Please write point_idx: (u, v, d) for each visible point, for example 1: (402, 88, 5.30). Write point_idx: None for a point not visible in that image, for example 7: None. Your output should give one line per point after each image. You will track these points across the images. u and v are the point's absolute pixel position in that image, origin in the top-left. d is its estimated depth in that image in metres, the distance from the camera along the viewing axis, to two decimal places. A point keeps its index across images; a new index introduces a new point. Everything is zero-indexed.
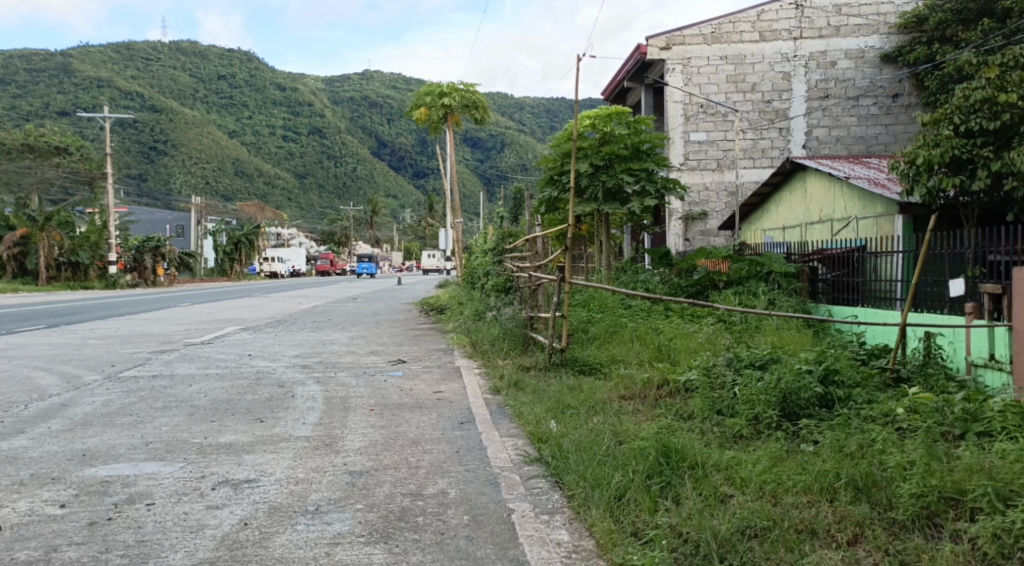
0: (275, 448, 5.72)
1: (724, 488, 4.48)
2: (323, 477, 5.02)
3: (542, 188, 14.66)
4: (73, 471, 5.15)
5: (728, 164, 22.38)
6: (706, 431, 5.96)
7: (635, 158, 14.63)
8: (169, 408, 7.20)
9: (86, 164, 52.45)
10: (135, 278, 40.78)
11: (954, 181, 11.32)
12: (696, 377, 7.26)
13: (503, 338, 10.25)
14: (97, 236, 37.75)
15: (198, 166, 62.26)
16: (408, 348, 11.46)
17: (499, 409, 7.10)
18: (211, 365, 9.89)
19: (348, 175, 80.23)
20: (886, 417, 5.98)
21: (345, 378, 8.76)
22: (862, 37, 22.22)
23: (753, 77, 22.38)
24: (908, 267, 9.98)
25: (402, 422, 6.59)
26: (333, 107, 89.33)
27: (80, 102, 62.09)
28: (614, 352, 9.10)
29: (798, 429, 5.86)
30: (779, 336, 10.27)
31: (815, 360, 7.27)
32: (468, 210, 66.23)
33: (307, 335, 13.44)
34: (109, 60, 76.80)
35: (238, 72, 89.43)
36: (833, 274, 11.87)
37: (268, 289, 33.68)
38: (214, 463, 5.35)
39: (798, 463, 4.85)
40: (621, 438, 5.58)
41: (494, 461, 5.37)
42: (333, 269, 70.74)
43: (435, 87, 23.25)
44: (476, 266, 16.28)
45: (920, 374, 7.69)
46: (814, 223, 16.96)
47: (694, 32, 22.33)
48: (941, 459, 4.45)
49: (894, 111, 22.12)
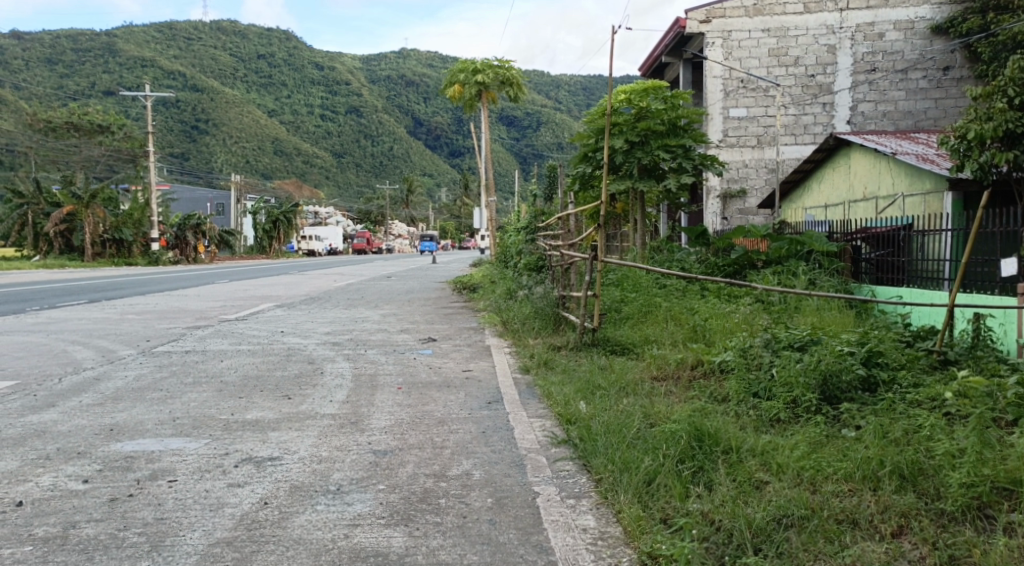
0: (300, 426, 5.64)
1: (759, 474, 4.31)
2: (347, 456, 4.93)
3: (576, 165, 14.44)
4: (98, 445, 5.12)
5: (769, 141, 21.90)
6: (742, 414, 5.79)
7: (672, 134, 14.27)
8: (199, 383, 7.19)
9: (129, 143, 53.19)
10: (177, 255, 41.34)
11: (1007, 156, 10.87)
12: (732, 358, 7.05)
13: (534, 317, 10.11)
14: (140, 213, 38.27)
15: (238, 145, 62.81)
16: (439, 327, 11.36)
17: (528, 389, 6.97)
18: (243, 341, 9.89)
19: (385, 154, 80.32)
20: (932, 401, 5.75)
21: (375, 355, 8.70)
22: (911, 8, 21.56)
23: (797, 50, 21.82)
24: (957, 246, 9.63)
25: (430, 400, 6.49)
26: (371, 86, 89.45)
27: (125, 82, 62.98)
28: (648, 332, 8.93)
29: (839, 413, 5.64)
30: (819, 317, 9.99)
31: (857, 342, 7.02)
32: (504, 190, 66.02)
33: (341, 312, 13.44)
34: (153, 40, 77.74)
35: (277, 52, 89.93)
36: (878, 253, 11.52)
37: (305, 268, 33.95)
38: (239, 440, 5.28)
39: (838, 450, 4.64)
40: (652, 420, 5.42)
41: (521, 442, 5.24)
42: (370, 248, 71.12)
43: (470, 64, 22.98)
44: (510, 244, 16.11)
45: (968, 358, 7.38)
46: (858, 201, 16.52)
47: (734, 4, 21.74)
48: (994, 446, 4.21)
49: (944, 85, 21.53)
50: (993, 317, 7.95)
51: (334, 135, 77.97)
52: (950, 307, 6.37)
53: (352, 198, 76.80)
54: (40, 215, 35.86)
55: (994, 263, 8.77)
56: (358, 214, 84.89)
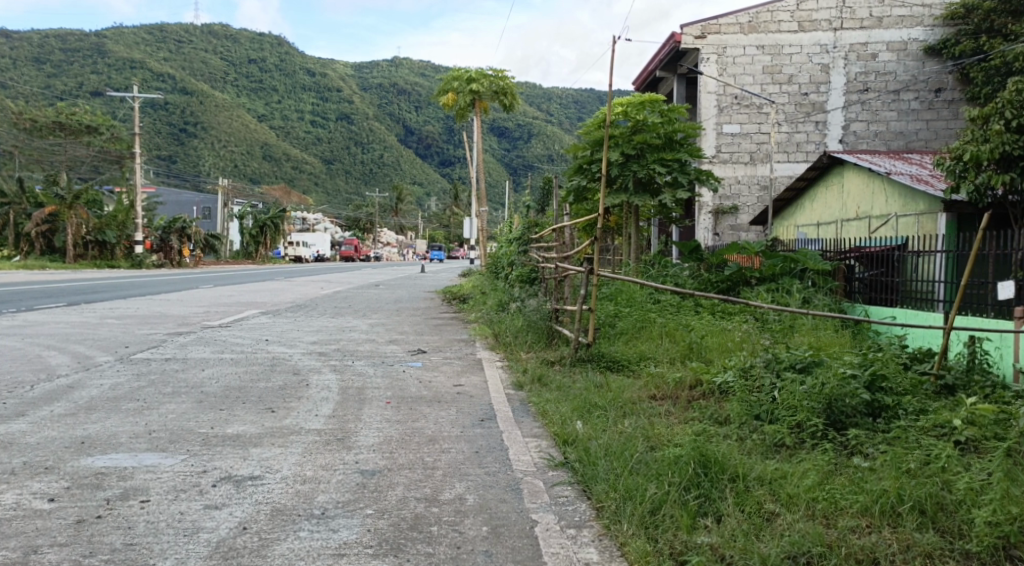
0: (283, 442, 5.37)
1: (769, 504, 4.09)
2: (333, 476, 4.66)
3: (570, 177, 14.26)
4: (69, 460, 4.83)
5: (762, 157, 21.82)
6: (744, 438, 5.56)
7: (668, 147, 14.09)
8: (179, 394, 6.89)
9: (116, 145, 52.71)
10: (161, 258, 40.88)
11: (1003, 178, 10.67)
12: (732, 379, 6.83)
13: (527, 331, 9.86)
14: (124, 215, 37.81)
15: (226, 150, 62.44)
16: (428, 338, 11.11)
17: (522, 406, 6.72)
18: (226, 349, 9.59)
19: (375, 162, 79.94)
20: (942, 429, 5.55)
21: (363, 367, 8.43)
22: (904, 29, 21.54)
23: (791, 68, 21.74)
24: (953, 267, 9.45)
25: (420, 417, 6.22)
26: (362, 94, 89.17)
27: (113, 83, 62.43)
28: (643, 348, 8.70)
29: (847, 439, 5.42)
30: (816, 337, 9.79)
31: (860, 364, 6.81)
32: (494, 200, 65.83)
33: (328, 321, 13.16)
34: (143, 42, 77.29)
35: (269, 57, 89.62)
36: (871, 273, 11.35)
37: (291, 273, 33.54)
38: (218, 456, 5.00)
39: (851, 481, 4.41)
40: (653, 443, 5.18)
41: (516, 464, 4.99)
42: (358, 255, 70.74)
43: (464, 72, 22.74)
44: (501, 256, 15.88)
45: (969, 382, 7.15)
46: (851, 220, 16.38)
47: (730, 20, 21.68)
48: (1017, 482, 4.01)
49: (936, 106, 21.50)
50: (987, 340, 7.78)
51: (324, 142, 77.73)
52: (955, 330, 6.13)
53: (342, 205, 76.49)
54: (23, 214, 35.33)
55: (987, 286, 8.63)
56: (346, 221, 84.52)
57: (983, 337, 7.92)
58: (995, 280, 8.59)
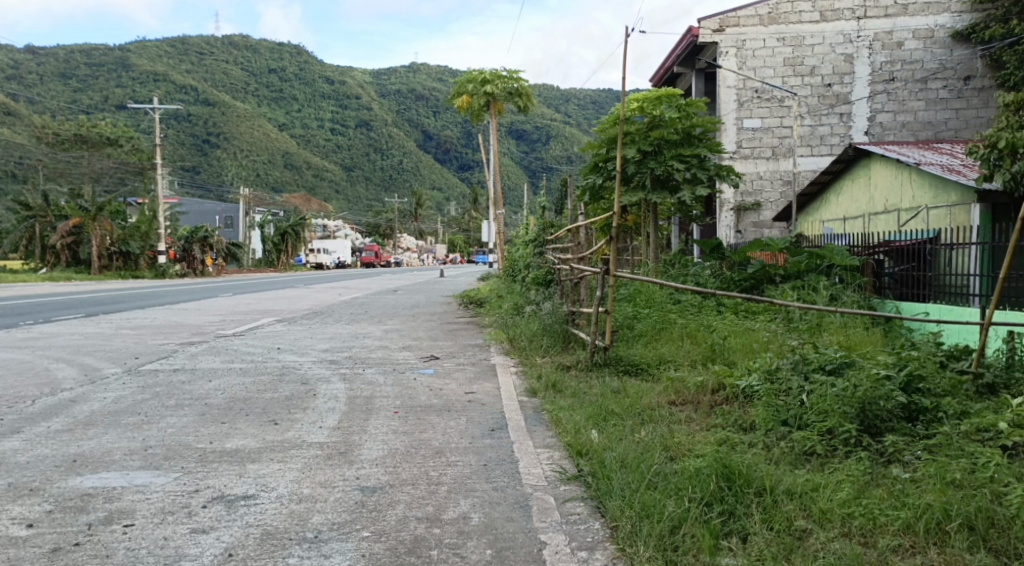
0: (283, 457, 5.06)
1: (799, 520, 3.87)
2: (330, 494, 4.36)
3: (586, 175, 13.92)
4: (55, 481, 4.58)
5: (785, 152, 21.34)
6: (770, 446, 5.26)
7: (686, 143, 13.73)
8: (182, 406, 6.62)
9: (138, 156, 52.99)
10: (185, 268, 40.68)
11: None
12: (757, 383, 6.49)
13: (542, 334, 9.53)
14: (147, 226, 37.84)
15: (249, 159, 62.82)
16: (443, 344, 10.82)
17: (536, 415, 6.40)
18: (237, 359, 9.35)
19: (395, 168, 79.88)
20: (987, 433, 5.24)
21: (374, 375, 8.15)
22: (931, 16, 21.08)
23: (813, 60, 21.29)
24: (986, 260, 9.04)
25: (428, 427, 5.93)
26: (382, 100, 89.28)
27: (136, 95, 62.81)
28: (663, 351, 8.35)
29: (883, 447, 5.12)
30: (846, 335, 9.39)
31: (895, 364, 6.47)
32: (513, 204, 65.52)
33: (343, 328, 12.89)
34: (166, 54, 77.84)
35: (288, 66, 90.08)
36: (901, 268, 10.94)
37: (311, 280, 33.43)
38: (213, 473, 4.70)
39: (890, 494, 4.17)
40: (673, 454, 4.89)
41: (525, 478, 4.69)
42: (379, 261, 70.72)
43: (478, 74, 22.42)
44: (518, 257, 15.56)
45: (1011, 380, 6.76)
46: (879, 214, 15.94)
47: (749, 13, 21.27)
48: None
49: (965, 95, 20.94)
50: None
51: (344, 149, 78.11)
52: (996, 325, 5.73)
53: (362, 211, 77.37)
54: (48, 226, 35.75)
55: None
56: (367, 227, 84.61)
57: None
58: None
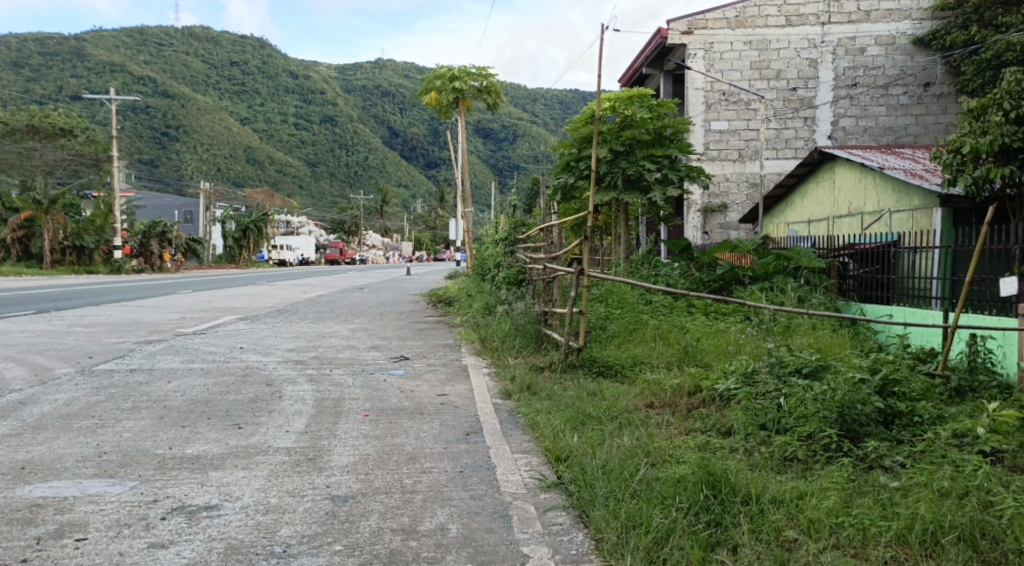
0: (248, 464, 4.82)
1: (788, 531, 3.75)
2: (300, 504, 4.14)
3: (557, 174, 13.76)
4: (2, 490, 4.30)
5: (751, 154, 21.44)
6: (751, 451, 5.14)
7: (657, 144, 13.64)
8: (139, 409, 6.32)
9: (93, 147, 51.62)
10: (141, 264, 39.60)
11: (1003, 172, 10.15)
12: (734, 386, 6.38)
13: (514, 335, 9.38)
14: (102, 220, 36.94)
15: (210, 153, 61.80)
16: (412, 343, 10.61)
17: (511, 418, 6.23)
18: (197, 359, 9.04)
19: (360, 164, 79.13)
20: (964, 438, 5.22)
21: (341, 376, 7.92)
22: (893, 23, 21.25)
23: (778, 63, 21.40)
24: (948, 263, 9.05)
25: (400, 431, 5.73)
26: (347, 96, 88.44)
27: (92, 85, 61.33)
28: (636, 352, 8.23)
29: (864, 452, 5.04)
30: (817, 337, 9.35)
31: (869, 368, 6.43)
32: (480, 202, 65.17)
33: (307, 327, 12.57)
34: (123, 45, 76.17)
35: (251, 59, 88.80)
36: (866, 270, 10.96)
37: (272, 277, 32.86)
38: (173, 482, 4.45)
39: (877, 503, 4.07)
40: (654, 460, 4.75)
41: (504, 486, 4.52)
42: (344, 259, 70.01)
43: (446, 71, 22.17)
44: (487, 256, 15.39)
45: (978, 384, 6.79)
46: (843, 216, 16.02)
47: (717, 15, 21.34)
48: None
49: (925, 101, 21.20)
50: (991, 339, 7.41)
51: (308, 145, 77.14)
52: (964, 328, 5.67)
53: (326, 208, 76.53)
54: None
55: (986, 282, 8.14)
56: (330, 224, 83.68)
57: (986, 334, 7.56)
58: (989, 275, 8.15)
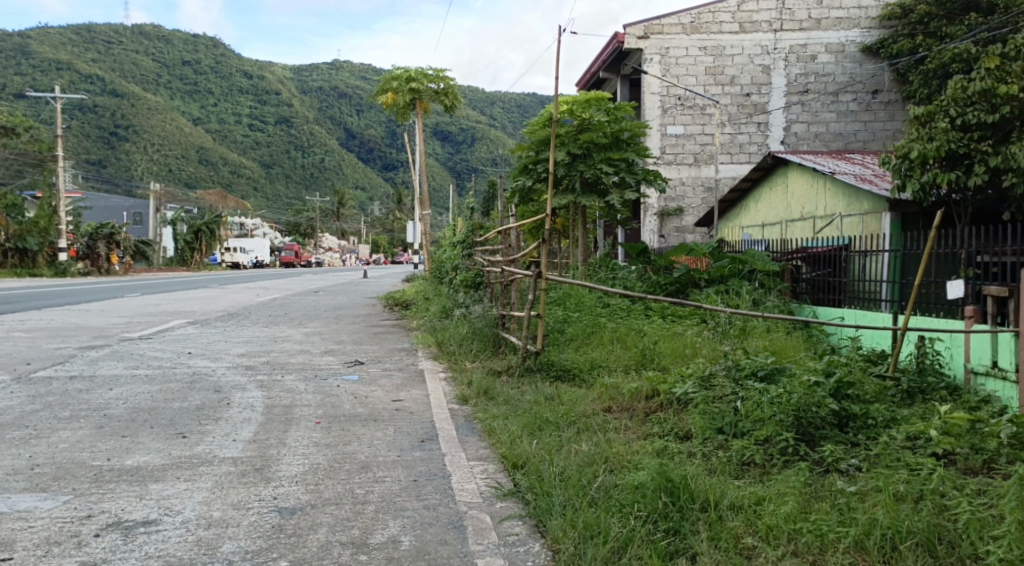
0: (191, 475, 4.63)
1: (747, 538, 3.70)
2: (245, 517, 3.98)
3: (515, 178, 13.69)
4: None
5: (706, 159, 21.62)
6: (707, 456, 5.09)
7: (615, 147, 13.66)
8: (77, 418, 6.07)
9: (37, 146, 50.21)
10: (87, 266, 38.69)
11: (949, 177, 10.41)
12: (691, 389, 6.34)
13: (472, 338, 9.26)
14: (46, 221, 35.99)
15: (160, 153, 60.58)
16: (367, 348, 10.43)
17: (467, 424, 6.12)
18: (141, 365, 8.75)
19: (316, 166, 78.24)
20: (916, 440, 5.24)
21: (293, 382, 7.72)
22: (842, 31, 21.58)
23: (732, 69, 21.60)
24: (897, 267, 9.15)
25: (352, 439, 5.58)
26: (302, 96, 87.44)
27: (37, 83, 59.71)
28: (594, 355, 8.18)
29: (820, 456, 5.03)
30: (772, 340, 9.40)
31: (824, 371, 6.44)
32: (438, 205, 64.77)
33: (258, 331, 12.29)
34: (70, 42, 74.38)
35: (203, 59, 87.39)
36: (818, 273, 11.07)
37: (225, 280, 32.28)
38: (110, 496, 4.24)
39: (834, 508, 4.03)
40: (612, 467, 4.68)
41: (459, 494, 4.40)
42: (299, 261, 69.13)
43: (403, 72, 21.95)
44: (445, 259, 15.25)
45: (927, 386, 6.87)
46: (796, 221, 16.20)
47: (672, 21, 21.49)
48: None
49: (873, 108, 21.54)
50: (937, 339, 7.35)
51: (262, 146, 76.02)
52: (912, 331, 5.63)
53: (281, 210, 75.56)
54: None
55: (931, 286, 8.06)
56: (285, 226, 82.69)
57: (933, 336, 7.48)
58: (937, 278, 8.10)
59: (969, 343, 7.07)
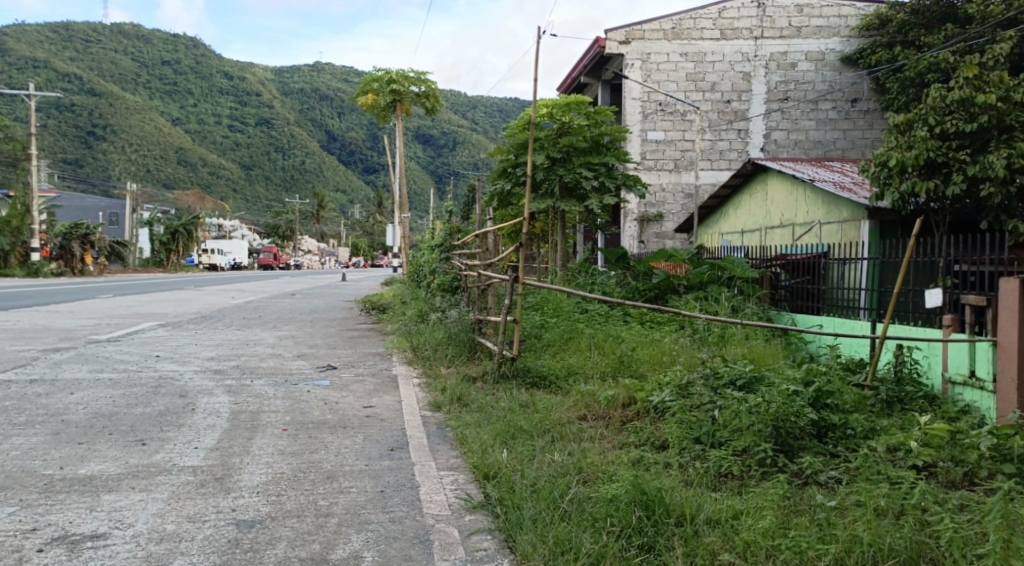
0: (147, 486, 4.44)
1: (723, 554, 3.58)
2: (201, 530, 3.80)
3: (494, 181, 13.54)
4: None
5: (686, 165, 21.59)
6: (683, 467, 4.97)
7: (594, 151, 13.54)
8: (33, 424, 5.85)
9: None
10: (61, 267, 38.12)
11: (927, 186, 10.31)
12: (669, 397, 6.22)
13: (447, 344, 9.08)
14: (19, 221, 35.41)
15: (138, 154, 59.94)
16: (341, 352, 10.23)
17: (439, 432, 5.96)
18: (106, 369, 8.50)
19: (296, 168, 77.69)
20: (896, 452, 5.15)
21: (262, 388, 7.52)
22: (822, 39, 21.63)
23: (713, 76, 21.62)
24: (875, 275, 9.08)
25: (319, 447, 5.40)
26: (283, 98, 86.88)
27: (12, 80, 58.88)
28: (570, 361, 8.04)
29: (799, 467, 4.92)
30: (750, 347, 9.29)
31: (803, 380, 6.34)
32: (418, 209, 64.41)
33: (230, 335, 12.04)
34: (47, 40, 73.48)
35: (183, 59, 86.63)
36: (797, 281, 11.00)
37: (202, 283, 31.84)
38: (58, 508, 4.05)
39: (813, 523, 3.92)
40: (586, 479, 4.54)
41: (427, 506, 4.25)
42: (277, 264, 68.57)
43: (384, 74, 21.75)
44: (423, 263, 15.07)
45: (907, 396, 6.78)
46: (775, 227, 16.16)
47: (653, 26, 21.50)
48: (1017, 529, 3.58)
49: (852, 116, 21.59)
50: (915, 348, 7.28)
51: (242, 147, 75.39)
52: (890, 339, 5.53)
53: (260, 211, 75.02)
54: None
55: (908, 294, 7.99)
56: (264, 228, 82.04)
57: (911, 345, 7.40)
58: (915, 287, 8.02)
59: (947, 352, 6.97)
